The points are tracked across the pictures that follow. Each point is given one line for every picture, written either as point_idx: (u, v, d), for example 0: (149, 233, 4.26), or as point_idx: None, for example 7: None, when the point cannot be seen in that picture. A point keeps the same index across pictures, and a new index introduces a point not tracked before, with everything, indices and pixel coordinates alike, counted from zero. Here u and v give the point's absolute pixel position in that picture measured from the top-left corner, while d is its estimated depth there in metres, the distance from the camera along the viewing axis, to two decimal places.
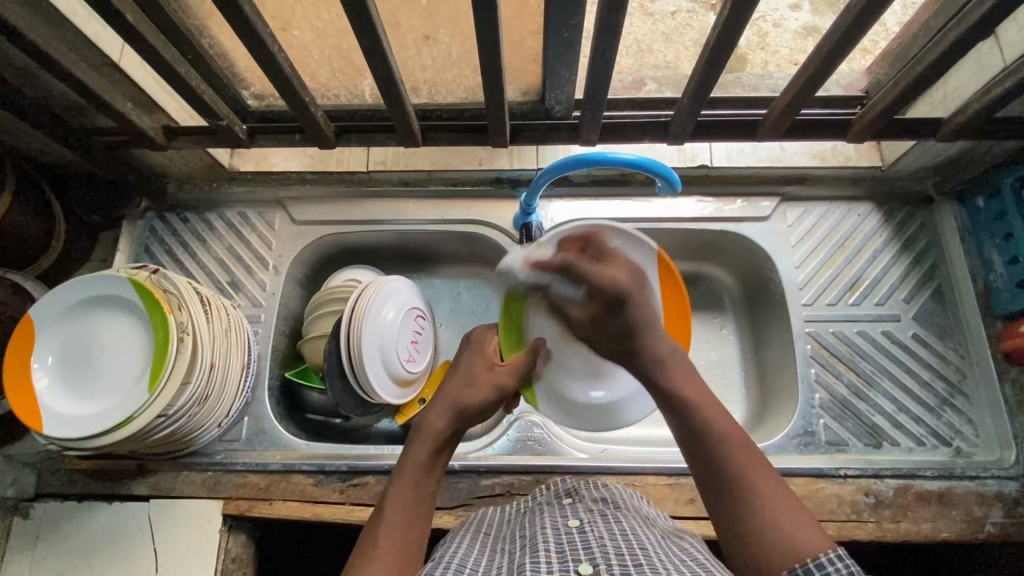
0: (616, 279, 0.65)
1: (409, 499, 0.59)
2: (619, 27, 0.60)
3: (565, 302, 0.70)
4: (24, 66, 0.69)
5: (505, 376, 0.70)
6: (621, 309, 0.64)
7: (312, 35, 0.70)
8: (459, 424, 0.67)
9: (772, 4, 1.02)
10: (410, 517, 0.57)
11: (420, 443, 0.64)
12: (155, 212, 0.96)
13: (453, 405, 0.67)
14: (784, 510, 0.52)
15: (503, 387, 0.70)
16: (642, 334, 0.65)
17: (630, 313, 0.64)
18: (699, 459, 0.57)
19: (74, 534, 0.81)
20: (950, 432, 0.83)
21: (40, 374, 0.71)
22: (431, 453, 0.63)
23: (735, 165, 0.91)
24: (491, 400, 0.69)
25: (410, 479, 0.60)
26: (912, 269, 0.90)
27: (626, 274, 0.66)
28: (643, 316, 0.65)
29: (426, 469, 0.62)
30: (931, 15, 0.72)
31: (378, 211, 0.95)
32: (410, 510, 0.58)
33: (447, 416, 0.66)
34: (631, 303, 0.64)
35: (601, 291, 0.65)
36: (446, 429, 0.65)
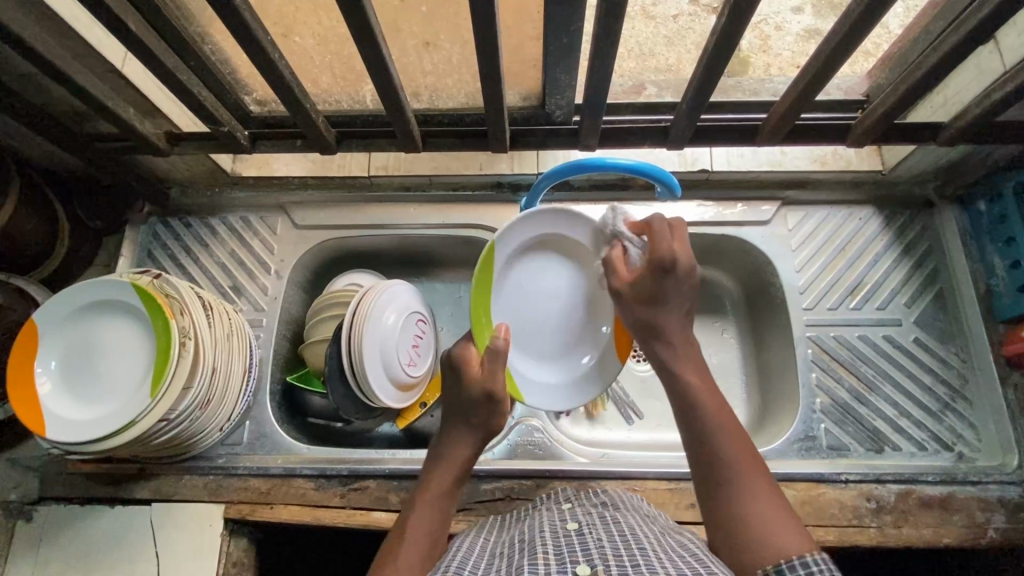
0: (678, 255, 0.63)
1: (433, 520, 0.59)
2: (617, 34, 0.60)
3: (618, 259, 0.68)
4: (28, 73, 0.69)
5: (495, 382, 0.66)
6: (666, 278, 0.62)
7: (313, 41, 0.70)
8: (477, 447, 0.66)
9: (774, 7, 1.02)
10: (433, 538, 0.58)
11: (443, 468, 0.64)
12: (158, 216, 0.97)
13: (467, 427, 0.66)
14: (765, 505, 0.50)
15: (494, 395, 0.66)
16: (667, 306, 0.63)
17: (668, 287, 0.62)
18: (693, 443, 0.56)
19: (77, 538, 0.81)
20: (952, 437, 0.83)
21: (42, 379, 0.72)
22: (454, 478, 0.63)
23: (736, 169, 0.91)
24: (493, 414, 0.66)
25: (433, 501, 0.61)
26: (914, 274, 0.90)
27: (688, 254, 0.63)
28: (677, 293, 0.63)
29: (447, 492, 0.62)
30: (931, 19, 0.72)
31: (379, 216, 0.95)
32: (433, 531, 0.58)
33: (465, 440, 0.65)
34: (673, 277, 0.62)
35: (659, 256, 0.62)
36: (465, 454, 0.65)
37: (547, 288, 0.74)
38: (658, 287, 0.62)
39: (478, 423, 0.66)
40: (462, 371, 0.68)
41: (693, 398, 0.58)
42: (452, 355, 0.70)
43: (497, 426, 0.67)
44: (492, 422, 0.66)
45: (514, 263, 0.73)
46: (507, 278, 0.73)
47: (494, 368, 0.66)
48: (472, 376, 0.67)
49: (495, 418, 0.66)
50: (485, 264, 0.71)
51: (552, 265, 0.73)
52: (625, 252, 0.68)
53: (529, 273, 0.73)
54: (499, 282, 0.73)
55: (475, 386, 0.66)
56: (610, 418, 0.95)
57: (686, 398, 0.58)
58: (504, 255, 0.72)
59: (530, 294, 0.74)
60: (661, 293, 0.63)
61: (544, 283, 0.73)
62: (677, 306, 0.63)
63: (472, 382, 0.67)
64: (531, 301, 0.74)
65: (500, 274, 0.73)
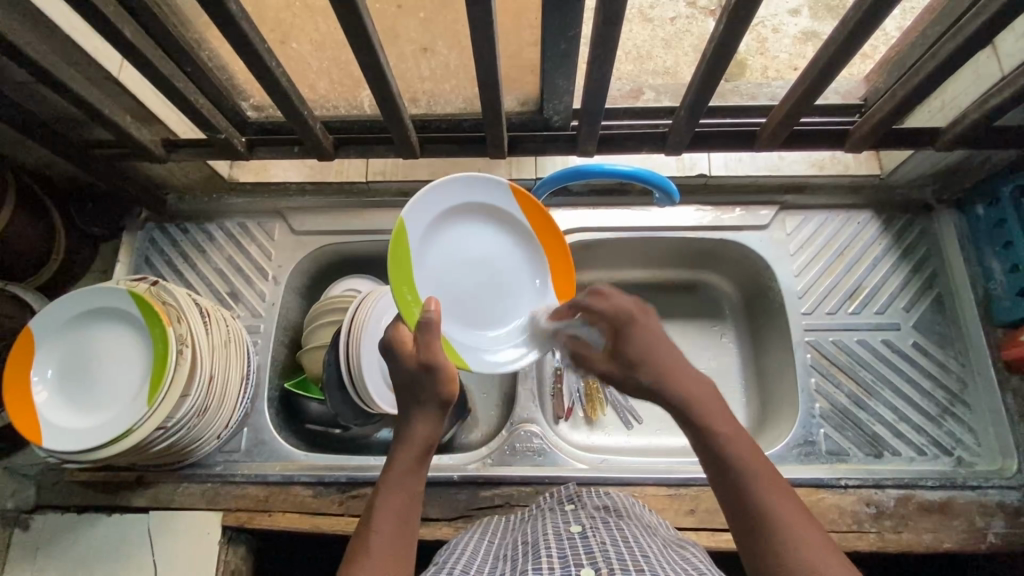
0: (629, 305, 0.62)
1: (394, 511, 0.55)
2: (615, 41, 0.60)
3: (582, 346, 0.65)
4: (24, 81, 0.69)
5: (422, 359, 0.58)
6: (630, 335, 0.61)
7: (310, 47, 0.70)
8: (436, 419, 0.59)
9: (771, 10, 1.02)
10: (400, 527, 0.54)
11: (400, 451, 0.58)
12: (155, 222, 0.97)
13: (420, 405, 0.59)
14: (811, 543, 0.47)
15: (430, 369, 0.58)
16: (652, 354, 0.59)
17: (640, 337, 0.60)
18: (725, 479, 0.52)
19: (74, 547, 0.81)
20: (951, 441, 0.83)
21: (40, 388, 0.72)
22: (415, 460, 0.57)
23: (734, 173, 0.91)
24: (441, 386, 0.58)
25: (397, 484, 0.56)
26: (912, 278, 0.90)
27: (636, 302, 0.62)
28: (652, 339, 0.60)
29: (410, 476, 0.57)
30: (928, 25, 0.72)
31: (377, 221, 0.95)
32: (399, 518, 0.55)
33: (421, 417, 0.59)
34: (636, 328, 0.61)
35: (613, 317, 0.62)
36: (423, 431, 0.58)
37: (471, 252, 0.70)
38: (632, 343, 0.60)
39: (431, 399, 0.59)
40: (396, 354, 0.60)
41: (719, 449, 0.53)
42: (384, 341, 0.62)
43: (451, 393, 0.59)
44: (444, 392, 0.59)
45: (428, 234, 0.67)
46: (427, 252, 0.66)
47: (425, 342, 0.59)
48: (409, 355, 0.59)
49: (444, 388, 0.59)
50: (396, 246, 0.63)
51: (472, 226, 0.70)
52: (576, 338, 0.66)
53: (449, 242, 0.68)
54: (416, 260, 0.65)
55: (409, 364, 0.59)
56: (608, 422, 0.95)
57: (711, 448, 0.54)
58: (413, 234, 0.65)
59: (456, 258, 0.69)
60: (645, 347, 0.60)
61: (468, 249, 0.69)
62: (662, 349, 0.60)
63: (409, 360, 0.59)
64: (455, 268, 0.68)
65: (416, 252, 0.65)
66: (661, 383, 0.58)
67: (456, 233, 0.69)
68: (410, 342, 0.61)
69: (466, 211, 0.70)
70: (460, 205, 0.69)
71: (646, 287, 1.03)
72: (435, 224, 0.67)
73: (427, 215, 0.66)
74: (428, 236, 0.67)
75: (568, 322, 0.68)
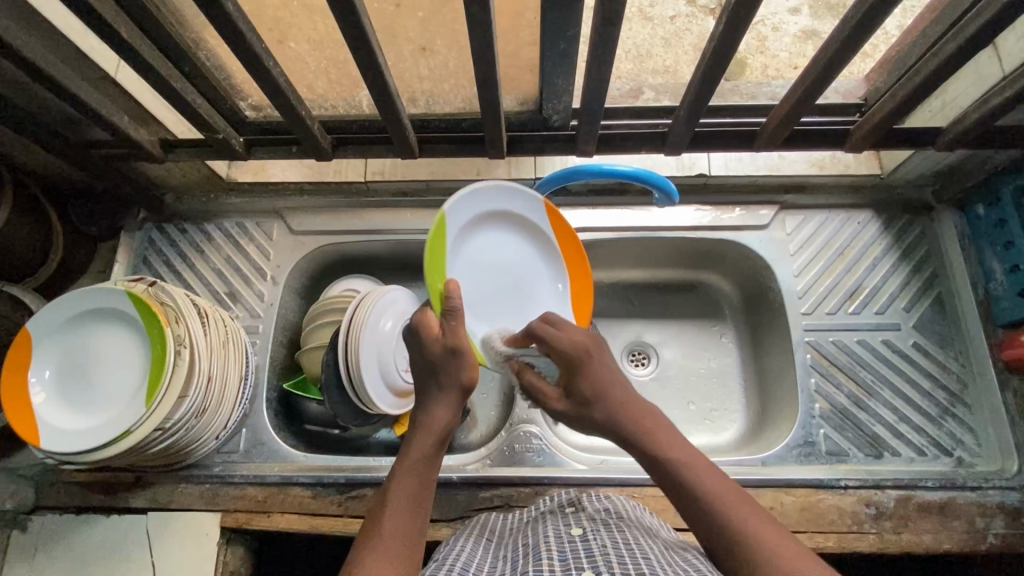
0: (576, 339, 0.63)
1: (408, 498, 0.54)
2: (614, 43, 0.60)
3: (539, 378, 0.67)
4: (20, 81, 0.68)
5: (452, 342, 0.59)
6: (584, 368, 0.61)
7: (308, 47, 0.69)
8: (455, 408, 0.60)
9: (771, 9, 1.02)
10: (413, 512, 0.54)
11: (419, 437, 0.58)
12: (153, 222, 0.97)
13: (441, 391, 0.60)
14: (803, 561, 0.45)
15: (458, 352, 0.59)
16: (605, 390, 0.60)
17: (592, 371, 0.61)
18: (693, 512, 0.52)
19: (74, 547, 0.81)
20: (951, 442, 0.82)
21: (37, 389, 0.71)
22: (432, 446, 0.58)
23: (734, 173, 0.90)
24: (462, 371, 0.59)
25: (410, 473, 0.56)
26: (912, 278, 0.89)
27: (588, 336, 0.63)
28: (607, 373, 0.61)
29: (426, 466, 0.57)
30: (929, 24, 0.72)
31: (375, 221, 0.95)
32: (412, 502, 0.54)
33: (442, 404, 0.59)
34: (590, 363, 0.61)
35: (563, 352, 0.62)
36: (444, 419, 0.59)
37: (498, 256, 0.75)
38: (586, 380, 0.61)
39: (450, 384, 0.59)
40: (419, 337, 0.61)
41: (682, 483, 0.53)
42: (411, 325, 0.63)
43: (471, 380, 0.60)
44: (464, 378, 0.59)
45: (467, 232, 0.71)
46: (463, 248, 0.71)
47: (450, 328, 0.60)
48: (433, 337, 0.60)
49: (464, 373, 0.60)
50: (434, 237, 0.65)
51: (500, 234, 0.75)
52: (534, 371, 0.69)
53: (481, 245, 0.74)
54: (452, 254, 0.69)
55: (436, 345, 0.60)
56: None
57: (678, 485, 0.53)
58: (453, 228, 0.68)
59: (484, 262, 0.74)
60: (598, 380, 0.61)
61: (494, 255, 0.74)
62: (618, 384, 0.61)
63: (435, 343, 0.60)
64: (483, 272, 0.73)
65: (452, 246, 0.69)
66: (617, 420, 0.59)
67: (489, 237, 0.74)
68: (435, 325, 0.61)
69: (503, 219, 0.75)
70: (494, 211, 0.74)
71: (644, 287, 1.03)
72: (473, 225, 0.72)
73: (470, 214, 0.70)
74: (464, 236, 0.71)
75: (520, 350, 0.69)
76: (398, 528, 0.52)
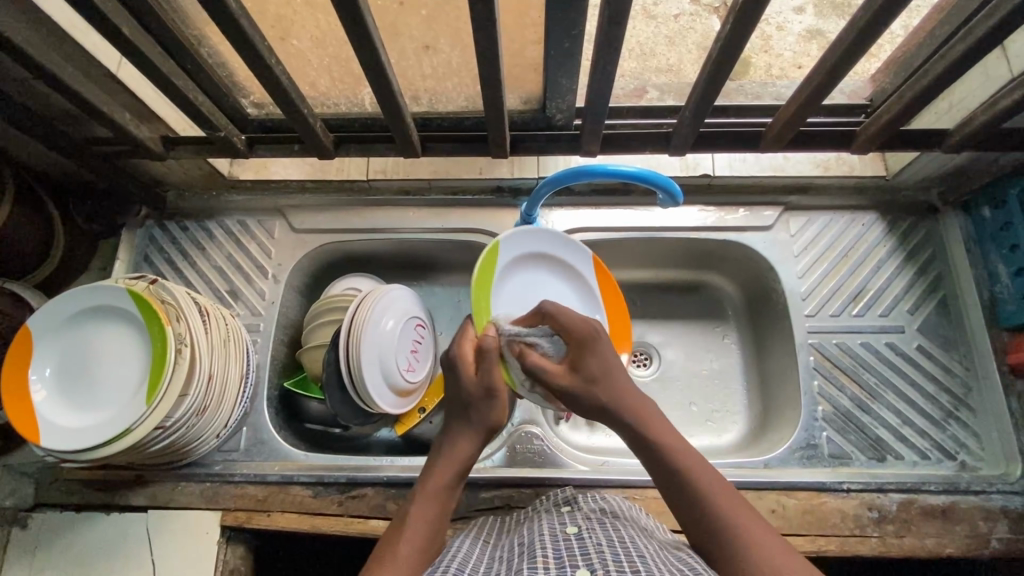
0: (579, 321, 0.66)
1: (431, 516, 0.57)
2: (620, 42, 0.59)
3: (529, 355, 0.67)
4: (21, 77, 0.68)
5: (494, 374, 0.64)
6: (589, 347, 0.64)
7: (311, 44, 0.69)
8: (478, 441, 0.63)
9: (776, 7, 1.01)
10: (429, 533, 0.56)
11: (443, 461, 0.61)
12: (155, 220, 0.96)
13: (468, 426, 0.63)
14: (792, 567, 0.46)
15: (494, 388, 0.63)
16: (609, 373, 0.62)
17: (597, 352, 0.63)
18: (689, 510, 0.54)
19: (72, 546, 0.81)
20: (955, 446, 0.82)
21: (38, 387, 0.71)
22: (455, 473, 0.60)
23: (737, 173, 0.89)
24: (491, 409, 0.63)
25: (433, 494, 0.59)
26: (916, 280, 0.89)
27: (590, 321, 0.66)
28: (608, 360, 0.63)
29: (448, 487, 0.60)
30: (937, 25, 0.72)
31: (377, 220, 0.94)
32: (433, 522, 0.57)
33: (467, 437, 0.62)
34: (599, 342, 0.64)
35: (576, 331, 0.65)
36: (466, 450, 0.62)
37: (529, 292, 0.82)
38: (594, 359, 0.63)
39: (479, 419, 0.63)
40: (457, 370, 0.66)
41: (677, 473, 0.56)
42: (448, 354, 0.68)
43: (500, 420, 0.64)
44: (493, 416, 0.63)
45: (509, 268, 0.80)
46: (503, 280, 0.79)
47: (487, 363, 0.65)
48: (468, 372, 0.65)
49: (494, 413, 0.63)
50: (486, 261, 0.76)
51: (532, 274, 0.83)
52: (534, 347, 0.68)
53: (517, 291, 0.81)
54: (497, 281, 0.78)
55: (472, 381, 0.65)
56: (610, 423, 0.94)
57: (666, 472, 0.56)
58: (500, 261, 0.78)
59: (519, 298, 0.81)
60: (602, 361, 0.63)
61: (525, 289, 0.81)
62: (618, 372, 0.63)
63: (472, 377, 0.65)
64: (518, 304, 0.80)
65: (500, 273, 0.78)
66: (618, 404, 0.60)
67: (535, 277, 0.83)
68: (472, 364, 0.66)
69: (546, 258, 0.84)
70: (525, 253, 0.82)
71: (647, 287, 1.02)
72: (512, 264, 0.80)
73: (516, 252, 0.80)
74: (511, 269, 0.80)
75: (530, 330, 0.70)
76: (414, 546, 0.54)
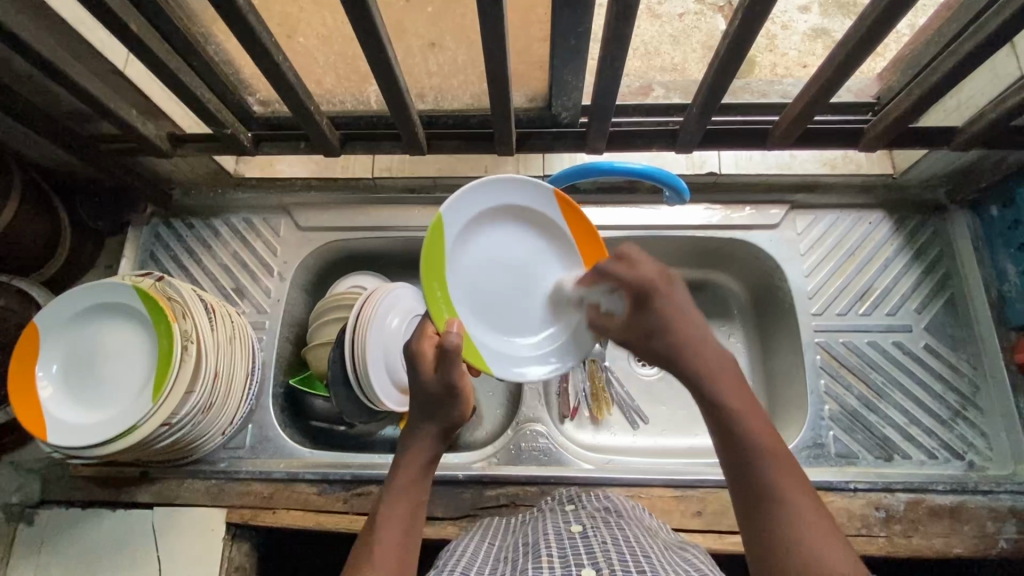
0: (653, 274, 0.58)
1: (405, 513, 0.57)
2: (627, 39, 0.59)
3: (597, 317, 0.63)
4: (29, 74, 0.68)
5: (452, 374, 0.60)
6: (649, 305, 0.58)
7: (317, 42, 0.69)
8: (437, 436, 0.62)
9: (781, 6, 1.01)
10: (406, 529, 0.56)
11: (409, 457, 0.61)
12: (160, 218, 0.96)
13: (429, 422, 0.62)
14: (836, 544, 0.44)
15: (453, 388, 0.61)
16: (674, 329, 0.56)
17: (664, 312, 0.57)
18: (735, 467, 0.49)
19: (78, 542, 0.81)
20: (962, 445, 0.82)
21: (45, 383, 0.71)
22: (421, 468, 0.61)
23: (744, 171, 0.90)
24: (452, 407, 0.62)
25: (403, 492, 0.59)
26: (924, 278, 0.88)
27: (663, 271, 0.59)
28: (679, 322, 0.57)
29: (417, 483, 0.60)
30: (945, 22, 0.71)
31: (382, 218, 0.94)
32: (406, 519, 0.57)
33: (428, 432, 0.62)
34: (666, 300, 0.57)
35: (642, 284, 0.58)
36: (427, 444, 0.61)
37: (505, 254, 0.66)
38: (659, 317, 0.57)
39: (438, 416, 0.62)
40: (414, 367, 0.63)
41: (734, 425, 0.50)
42: (408, 350, 0.63)
43: (462, 415, 0.63)
44: (454, 413, 0.62)
45: (464, 236, 0.65)
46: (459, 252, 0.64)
47: (445, 362, 0.60)
48: (428, 370, 0.62)
49: (456, 409, 0.62)
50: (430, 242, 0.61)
51: (503, 232, 0.67)
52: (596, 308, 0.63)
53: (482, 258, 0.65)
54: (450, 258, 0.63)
55: (431, 380, 0.61)
56: (615, 422, 0.94)
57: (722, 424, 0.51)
58: (449, 233, 0.63)
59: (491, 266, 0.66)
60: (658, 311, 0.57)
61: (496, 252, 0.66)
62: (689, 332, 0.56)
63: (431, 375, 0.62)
64: (487, 276, 0.65)
65: (453, 247, 0.64)
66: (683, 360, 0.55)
67: (502, 235, 0.67)
68: (430, 361, 0.62)
69: (515, 212, 0.67)
70: (485, 212, 0.65)
71: None
72: (468, 230, 0.65)
73: (467, 215, 0.64)
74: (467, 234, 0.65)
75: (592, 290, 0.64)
76: (390, 546, 0.54)
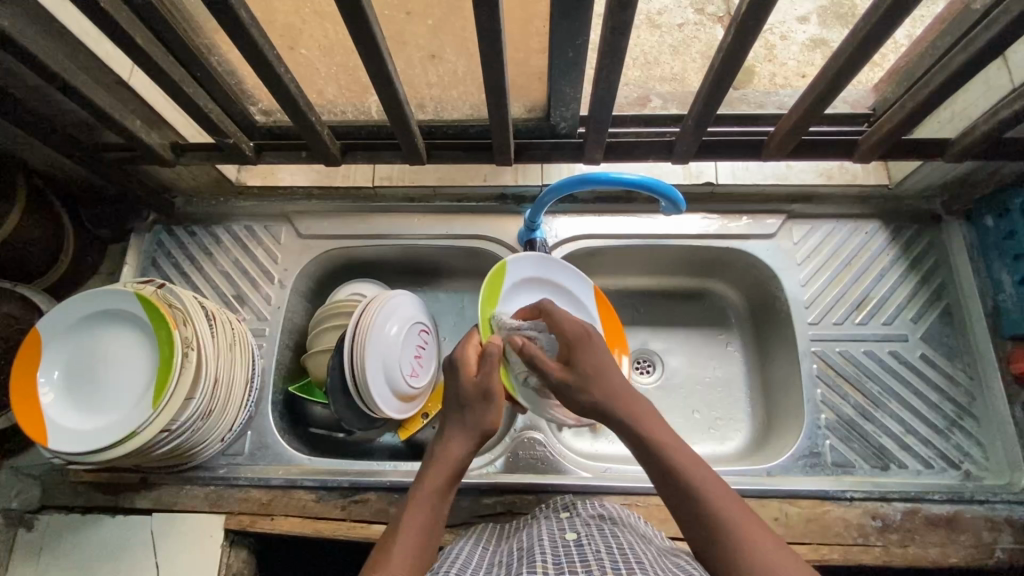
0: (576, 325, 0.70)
1: (425, 520, 0.57)
2: (623, 51, 0.60)
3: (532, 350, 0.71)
4: (35, 85, 0.69)
5: (491, 379, 0.68)
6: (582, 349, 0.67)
7: (319, 53, 0.70)
8: (473, 444, 0.65)
9: (779, 17, 1.02)
10: (426, 534, 0.56)
11: (435, 467, 0.62)
12: (163, 225, 0.98)
13: (461, 429, 0.65)
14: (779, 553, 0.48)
15: (490, 391, 0.67)
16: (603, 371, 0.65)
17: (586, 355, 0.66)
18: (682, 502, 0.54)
19: (77, 548, 0.81)
20: (959, 455, 0.82)
21: (47, 390, 0.72)
22: (447, 476, 0.61)
23: (740, 182, 0.90)
24: (488, 413, 0.66)
25: (425, 498, 0.59)
26: (920, 288, 0.89)
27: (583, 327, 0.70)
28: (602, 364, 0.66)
29: (442, 493, 0.60)
30: (939, 35, 0.72)
31: (383, 226, 0.95)
32: (427, 526, 0.57)
33: (463, 439, 0.64)
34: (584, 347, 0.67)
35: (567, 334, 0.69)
36: (461, 451, 0.63)
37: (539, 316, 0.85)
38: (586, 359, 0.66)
39: (474, 421, 0.65)
40: (460, 371, 0.69)
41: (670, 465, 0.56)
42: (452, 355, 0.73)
43: (493, 425, 0.66)
44: (488, 419, 0.66)
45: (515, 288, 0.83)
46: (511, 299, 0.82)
47: (488, 368, 0.69)
48: (468, 373, 0.69)
49: (488, 416, 0.66)
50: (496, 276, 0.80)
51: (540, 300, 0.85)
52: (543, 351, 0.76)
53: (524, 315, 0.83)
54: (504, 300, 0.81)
55: (470, 382, 0.68)
56: (613, 430, 0.95)
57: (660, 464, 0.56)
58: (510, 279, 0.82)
59: None
60: (596, 364, 0.66)
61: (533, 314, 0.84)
62: (612, 375, 0.65)
63: (470, 383, 0.68)
64: None
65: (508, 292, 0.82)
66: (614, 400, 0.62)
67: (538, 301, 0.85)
68: (472, 365, 0.70)
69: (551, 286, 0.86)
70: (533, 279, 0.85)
71: (650, 294, 1.03)
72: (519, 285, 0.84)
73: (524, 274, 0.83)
74: (519, 293, 0.83)
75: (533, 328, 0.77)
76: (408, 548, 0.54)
